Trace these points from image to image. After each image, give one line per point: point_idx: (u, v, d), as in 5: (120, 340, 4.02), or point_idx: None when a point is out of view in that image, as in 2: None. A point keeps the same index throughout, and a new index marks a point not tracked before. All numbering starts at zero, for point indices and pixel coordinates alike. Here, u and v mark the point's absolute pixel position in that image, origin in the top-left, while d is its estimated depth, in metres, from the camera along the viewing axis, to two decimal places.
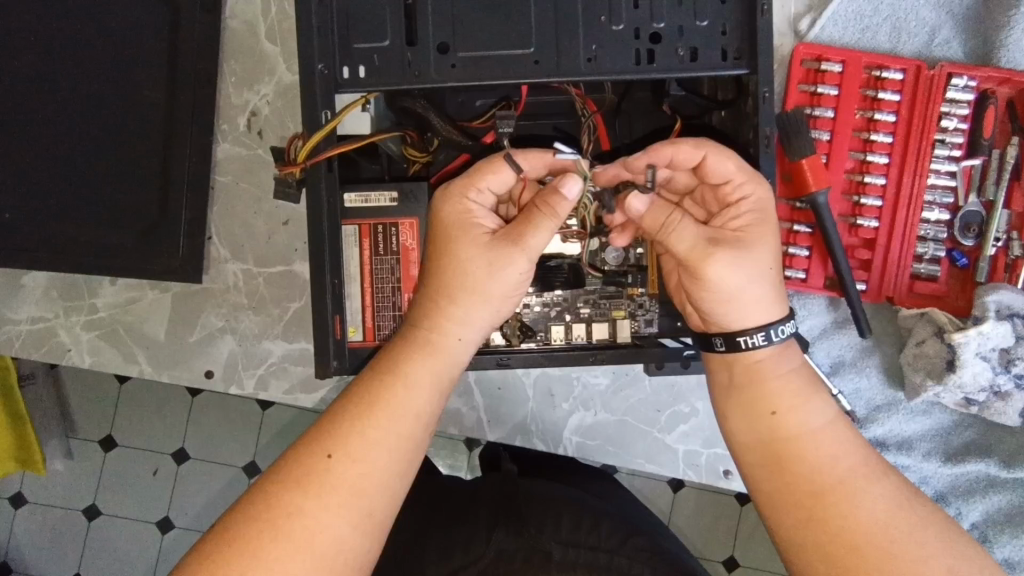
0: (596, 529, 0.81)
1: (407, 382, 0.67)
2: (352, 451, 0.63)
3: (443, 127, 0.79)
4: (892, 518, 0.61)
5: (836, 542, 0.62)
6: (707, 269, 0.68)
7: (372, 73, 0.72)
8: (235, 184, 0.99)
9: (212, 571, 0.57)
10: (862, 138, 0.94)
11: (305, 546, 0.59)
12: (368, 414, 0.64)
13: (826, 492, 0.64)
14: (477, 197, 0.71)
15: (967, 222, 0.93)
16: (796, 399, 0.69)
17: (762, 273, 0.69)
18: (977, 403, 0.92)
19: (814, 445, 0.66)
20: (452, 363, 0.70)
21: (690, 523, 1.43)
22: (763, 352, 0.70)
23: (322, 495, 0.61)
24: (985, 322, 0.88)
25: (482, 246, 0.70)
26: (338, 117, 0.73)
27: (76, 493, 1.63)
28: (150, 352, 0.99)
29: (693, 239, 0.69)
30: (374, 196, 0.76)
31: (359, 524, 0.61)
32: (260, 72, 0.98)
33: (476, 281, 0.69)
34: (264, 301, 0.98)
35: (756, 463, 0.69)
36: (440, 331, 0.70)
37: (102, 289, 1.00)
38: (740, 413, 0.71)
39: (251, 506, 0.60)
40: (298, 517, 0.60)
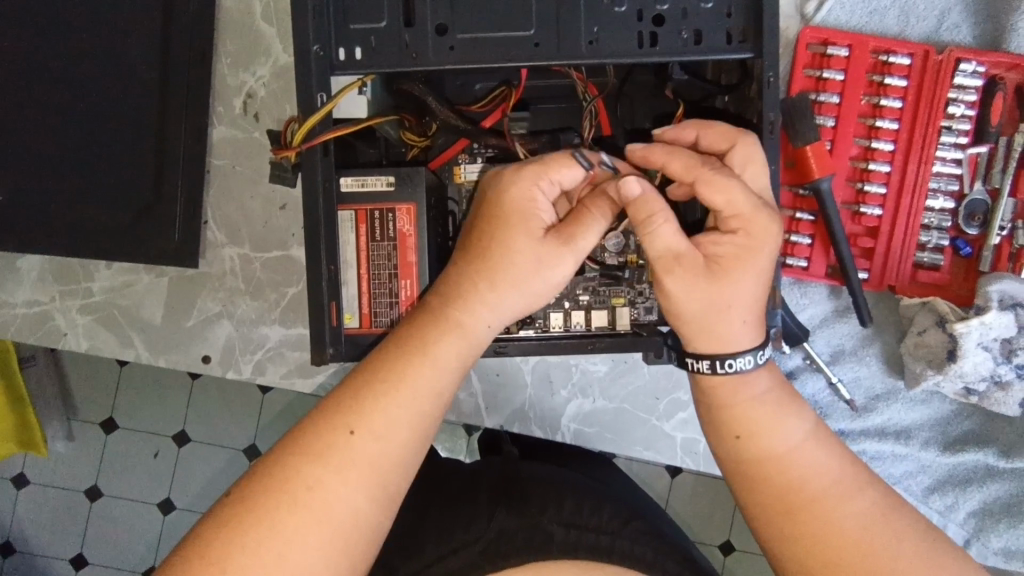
0: (598, 511, 0.80)
1: (434, 363, 0.66)
2: (373, 427, 0.62)
3: (443, 112, 0.78)
4: (866, 535, 0.61)
5: (811, 558, 0.62)
6: (664, 289, 0.66)
7: (368, 54, 0.71)
8: (232, 168, 0.98)
9: (228, 536, 0.57)
10: (867, 124, 0.92)
11: (324, 520, 0.59)
12: (393, 390, 0.64)
13: (797, 511, 0.63)
14: (546, 187, 0.69)
15: (972, 211, 0.92)
16: (759, 425, 0.67)
17: (726, 306, 0.65)
18: (976, 393, 0.91)
19: (784, 466, 0.65)
20: (476, 347, 0.69)
21: (687, 509, 1.44)
22: (721, 377, 0.68)
23: (342, 470, 0.60)
24: (987, 313, 0.87)
25: (536, 236, 0.69)
26: (333, 100, 0.71)
27: (77, 475, 1.64)
28: (147, 336, 0.99)
29: (658, 259, 0.66)
30: (371, 181, 0.73)
31: (376, 499, 0.62)
32: (256, 53, 0.97)
33: (521, 270, 0.69)
34: (262, 285, 0.97)
35: (729, 478, 0.69)
36: (473, 315, 0.68)
37: (98, 272, 0.99)
38: (709, 436, 0.70)
39: (273, 473, 0.60)
40: (317, 491, 0.59)
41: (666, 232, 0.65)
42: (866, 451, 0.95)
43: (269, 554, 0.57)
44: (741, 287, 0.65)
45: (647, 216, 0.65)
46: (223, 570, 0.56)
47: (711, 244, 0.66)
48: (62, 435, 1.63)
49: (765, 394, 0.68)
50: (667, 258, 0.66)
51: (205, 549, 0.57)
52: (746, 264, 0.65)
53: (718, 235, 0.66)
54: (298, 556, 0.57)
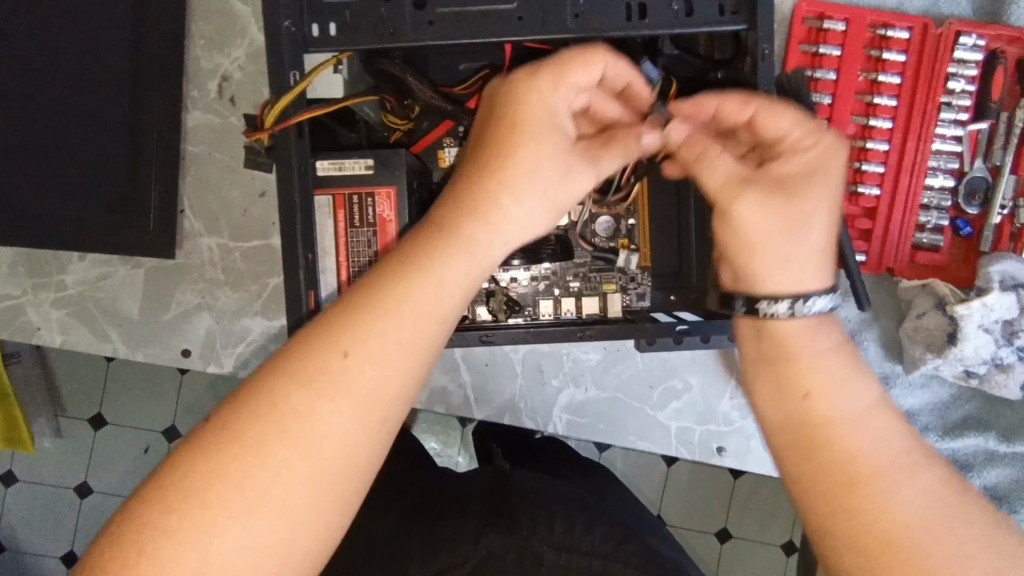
0: (590, 532, 0.78)
1: (438, 280, 0.54)
2: (369, 352, 0.51)
3: (425, 94, 0.74)
4: (936, 516, 0.49)
5: (866, 541, 0.50)
6: (733, 218, 0.61)
7: (343, 30, 0.67)
8: (208, 154, 0.94)
9: (148, 498, 0.47)
10: (864, 101, 0.89)
11: (310, 454, 0.48)
12: (388, 311, 0.52)
13: (858, 482, 0.51)
14: (565, 92, 0.62)
15: (971, 189, 0.89)
16: (830, 381, 0.56)
17: (801, 231, 0.59)
18: (977, 376, 0.87)
19: (852, 428, 0.53)
20: (488, 264, 0.58)
21: (676, 504, 1.42)
22: (795, 323, 0.58)
23: (332, 397, 0.50)
24: (989, 293, 0.84)
25: (562, 151, 0.61)
26: (306, 79, 0.67)
27: (67, 470, 1.62)
28: (123, 330, 0.95)
29: (718, 188, 0.62)
30: (349, 164, 0.70)
31: (334, 482, 0.49)
32: (232, 34, 0.93)
33: (541, 177, 0.61)
34: (242, 276, 0.94)
35: (784, 442, 0.56)
36: (484, 228, 0.58)
37: (71, 264, 0.96)
38: (767, 391, 0.58)
39: (224, 423, 0.49)
40: (266, 459, 0.48)
41: (723, 161, 0.63)
42: None
43: (200, 535, 0.46)
44: (821, 207, 0.59)
45: (702, 151, 0.64)
46: (169, 527, 0.46)
47: (780, 165, 0.61)
48: (50, 431, 1.60)
49: (836, 347, 0.58)
50: (731, 184, 0.61)
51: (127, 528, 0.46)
52: (818, 183, 0.59)
53: (785, 157, 0.61)
54: (246, 538, 0.46)
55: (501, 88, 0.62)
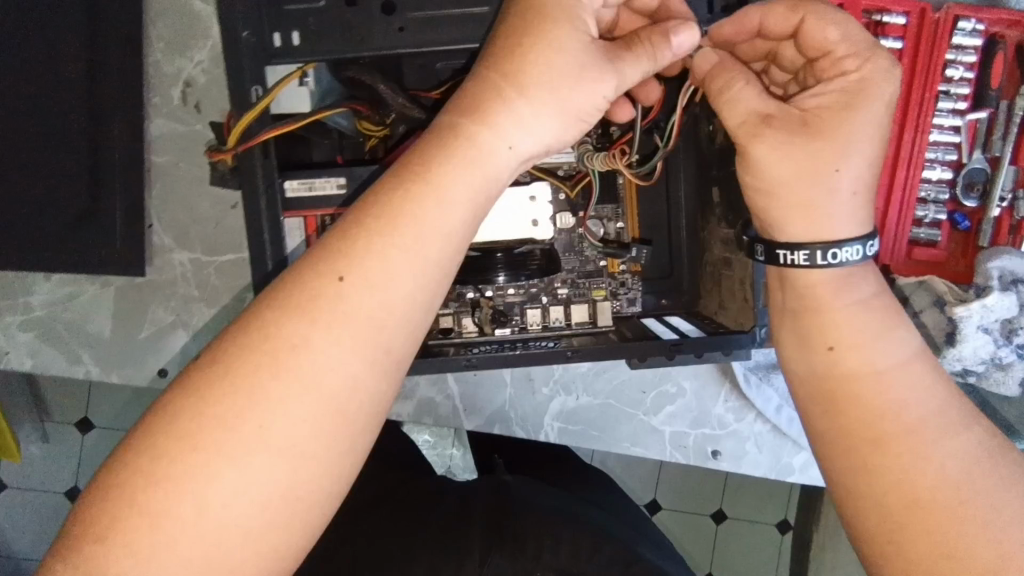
0: (593, 554, 0.75)
1: (441, 196, 0.50)
2: (368, 274, 0.48)
3: (397, 101, 0.69)
4: (966, 478, 0.47)
5: (891, 499, 0.48)
6: (750, 160, 0.56)
7: (308, 39, 0.62)
8: (175, 165, 0.89)
9: (148, 447, 0.45)
10: None
11: (306, 385, 0.46)
12: (387, 231, 0.49)
13: (887, 439, 0.49)
14: None
15: (970, 180, 0.87)
16: (862, 336, 0.52)
17: (830, 167, 0.54)
18: (975, 374, 0.85)
19: (883, 385, 0.51)
20: (494, 177, 0.53)
21: (671, 512, 1.37)
22: (825, 275, 0.54)
23: (330, 323, 0.47)
24: (989, 295, 0.81)
25: (576, 50, 0.54)
26: (269, 92, 0.62)
27: (57, 475, 1.58)
28: (96, 351, 0.92)
29: (739, 124, 0.57)
30: (319, 183, 0.66)
31: (326, 420, 0.47)
32: (194, 36, 0.88)
33: (552, 76, 0.54)
34: (217, 292, 0.91)
35: (808, 397, 0.55)
36: (488, 137, 0.53)
37: (37, 285, 0.92)
38: (793, 348, 0.56)
39: (220, 359, 0.46)
40: (261, 397, 0.45)
41: (746, 94, 0.57)
42: None
43: (204, 470, 0.44)
44: (858, 138, 0.54)
45: (723, 81, 0.58)
46: (168, 466, 0.44)
47: (812, 96, 0.56)
48: (36, 437, 1.57)
49: (872, 299, 0.54)
50: (752, 121, 0.56)
51: (117, 476, 0.45)
52: (856, 113, 0.54)
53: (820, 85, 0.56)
54: (242, 478, 0.44)
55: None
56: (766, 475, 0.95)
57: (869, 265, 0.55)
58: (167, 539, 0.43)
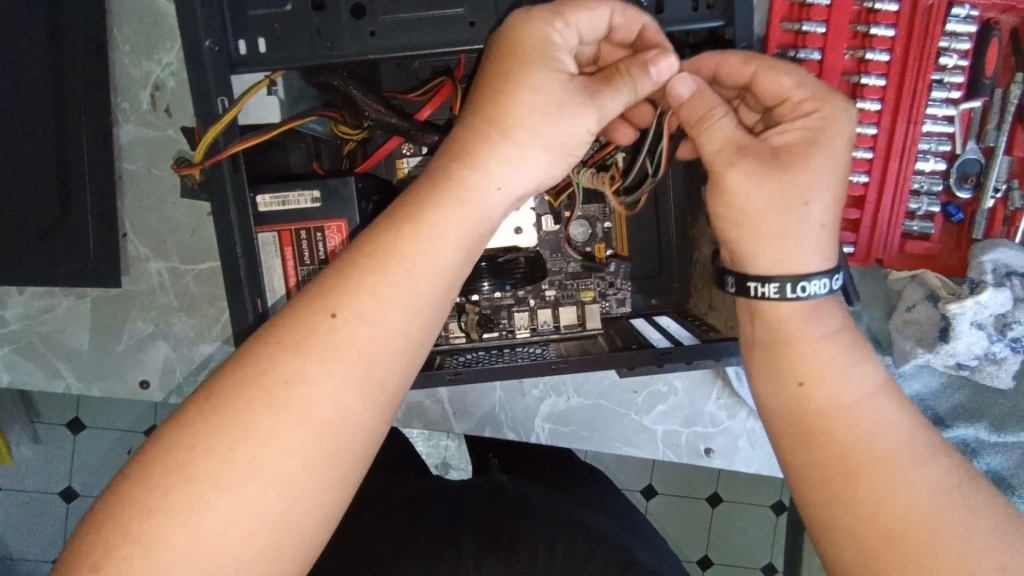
0: (592, 559, 0.70)
1: (434, 233, 0.49)
2: (362, 311, 0.47)
3: (373, 108, 0.66)
4: (939, 509, 0.46)
5: (867, 532, 0.47)
6: (726, 189, 0.55)
7: (274, 46, 0.59)
8: (146, 172, 0.86)
9: (134, 495, 0.42)
10: (851, 82, 0.83)
11: (297, 420, 0.44)
12: (379, 267, 0.48)
13: (858, 472, 0.49)
14: (563, 30, 0.54)
15: (963, 172, 0.85)
16: (829, 368, 0.53)
17: (796, 202, 0.53)
18: (968, 368, 0.84)
19: (850, 418, 0.51)
20: (484, 213, 0.52)
21: (662, 509, 1.37)
22: (788, 308, 0.54)
23: (324, 359, 0.45)
24: (982, 291, 0.79)
25: (560, 89, 0.53)
26: (237, 104, 0.60)
27: (51, 476, 1.54)
28: (74, 365, 0.90)
29: (716, 153, 0.55)
30: (293, 197, 0.63)
31: (318, 461, 0.45)
32: (161, 37, 0.85)
33: (537, 111, 0.52)
34: (197, 301, 0.88)
35: (782, 432, 0.54)
36: (479, 172, 0.52)
37: (10, 299, 0.89)
38: (764, 381, 0.56)
39: (207, 403, 0.44)
40: (252, 440, 0.43)
41: (726, 124, 0.55)
42: None
43: (196, 497, 0.42)
44: (822, 177, 0.54)
45: (705, 110, 0.56)
46: (153, 510, 0.42)
47: (775, 135, 0.56)
48: (27, 439, 1.52)
49: (837, 332, 0.54)
50: (727, 150, 0.55)
51: (97, 528, 0.42)
52: (821, 151, 0.54)
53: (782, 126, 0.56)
54: (234, 509, 0.42)
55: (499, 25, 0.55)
56: (759, 471, 0.93)
57: (834, 299, 0.56)
58: None
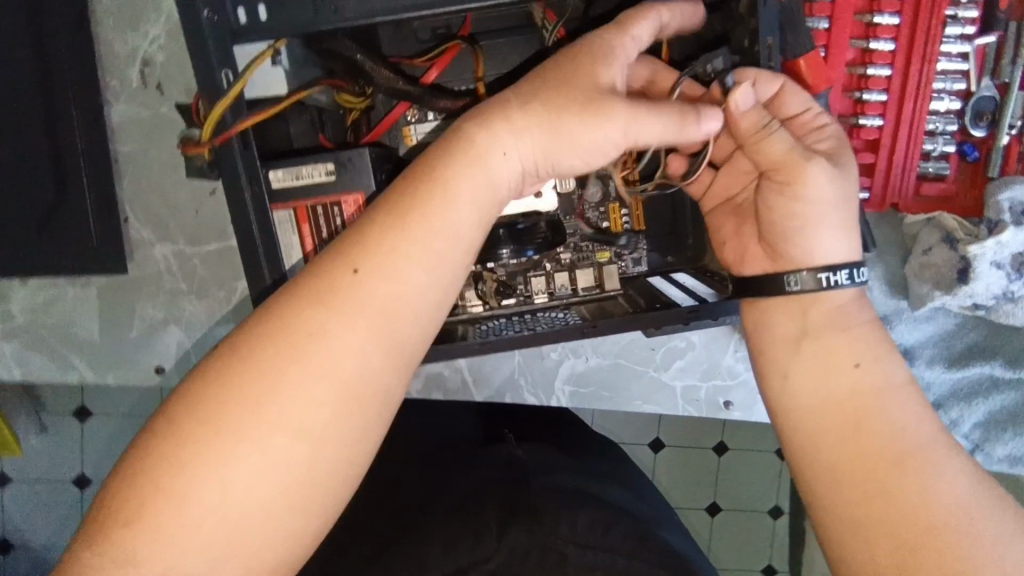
0: (611, 532, 0.69)
1: (452, 193, 0.51)
2: (381, 268, 0.49)
3: (381, 74, 0.65)
4: (970, 499, 0.49)
5: (903, 519, 0.49)
6: (796, 186, 0.57)
7: (275, 11, 0.56)
8: (144, 152, 0.83)
9: (176, 425, 0.45)
10: (863, 22, 0.82)
11: (324, 369, 0.46)
12: (398, 228, 0.50)
13: (902, 460, 0.51)
14: (627, 43, 0.55)
15: (979, 110, 0.84)
16: (876, 352, 0.56)
17: (845, 197, 0.58)
18: (984, 309, 0.84)
19: (895, 405, 0.54)
20: (492, 183, 0.53)
21: (670, 468, 1.38)
22: (848, 293, 0.59)
23: (345, 311, 0.48)
24: (1003, 231, 0.79)
25: (596, 88, 0.53)
26: (241, 78, 0.57)
27: (63, 465, 1.54)
28: (86, 354, 0.88)
29: (784, 157, 0.57)
30: (306, 172, 0.61)
31: (337, 414, 0.47)
32: (145, 9, 0.80)
33: (568, 100, 0.53)
34: (206, 283, 0.86)
35: (823, 419, 0.56)
36: (494, 146, 0.53)
37: (13, 292, 0.87)
38: (812, 368, 0.58)
39: (250, 338, 0.47)
40: (284, 383, 0.46)
41: (783, 135, 0.57)
42: None
43: (222, 437, 0.45)
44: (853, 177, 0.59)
45: (767, 120, 0.57)
46: (189, 443, 0.44)
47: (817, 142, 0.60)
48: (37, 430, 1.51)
49: (875, 325, 0.58)
50: (792, 158, 0.57)
51: (136, 462, 0.45)
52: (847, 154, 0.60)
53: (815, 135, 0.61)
54: (258, 449, 0.45)
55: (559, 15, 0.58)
56: None
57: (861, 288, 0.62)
58: (183, 520, 0.43)
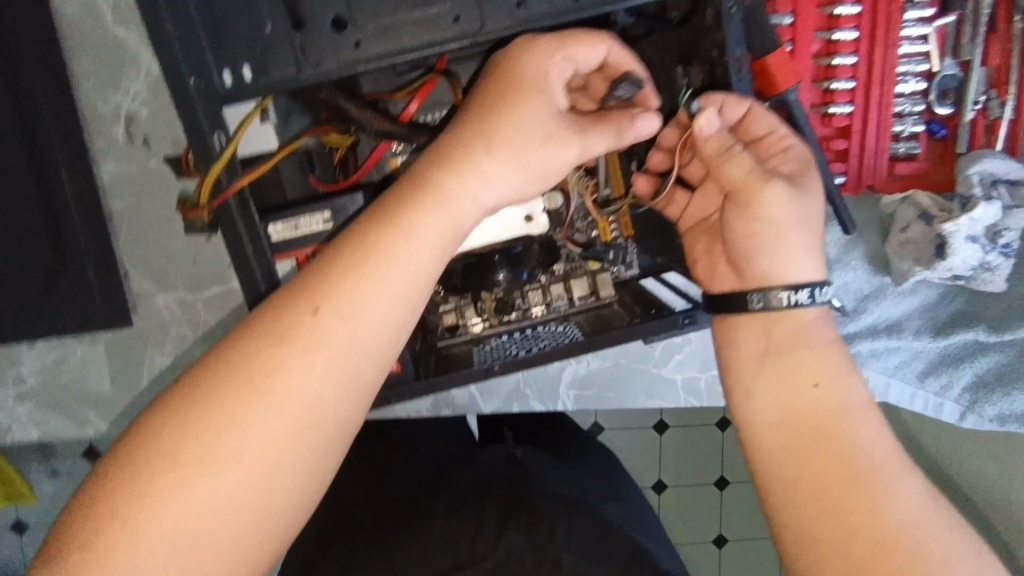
0: (607, 540, 0.72)
1: (411, 235, 0.50)
2: (342, 309, 0.48)
3: (368, 117, 0.66)
4: (925, 517, 0.51)
5: (860, 536, 0.51)
6: (756, 210, 0.60)
7: (260, 72, 0.58)
8: (136, 207, 0.85)
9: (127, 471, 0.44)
10: (826, 14, 0.84)
11: (280, 413, 0.46)
12: (358, 267, 0.49)
13: (862, 477, 0.53)
14: (561, 63, 0.57)
15: (943, 89, 0.87)
16: (841, 371, 0.58)
17: (808, 217, 0.60)
18: (963, 278, 0.87)
19: (857, 422, 0.55)
20: (456, 218, 0.52)
21: (676, 446, 1.36)
22: (813, 311, 0.60)
23: (306, 355, 0.47)
24: (975, 207, 0.82)
25: (546, 119, 0.55)
26: (233, 139, 0.60)
27: None
28: (100, 408, 0.90)
29: (745, 181, 0.60)
30: (304, 223, 0.64)
31: (293, 461, 0.46)
32: (124, 67, 0.81)
33: (522, 130, 0.54)
34: (211, 328, 0.88)
35: (787, 436, 0.57)
36: (457, 178, 0.52)
37: (23, 355, 0.89)
38: (776, 385, 0.58)
39: (207, 378, 0.46)
40: (235, 428, 0.45)
41: (743, 158, 0.61)
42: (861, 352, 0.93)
43: (173, 484, 0.44)
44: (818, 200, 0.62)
45: (726, 147, 0.61)
46: (141, 491, 0.44)
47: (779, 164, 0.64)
48: None
49: (837, 346, 0.60)
50: (752, 181, 0.60)
51: (86, 510, 0.44)
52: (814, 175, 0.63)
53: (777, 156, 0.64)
54: (209, 497, 0.44)
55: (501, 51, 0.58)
56: None
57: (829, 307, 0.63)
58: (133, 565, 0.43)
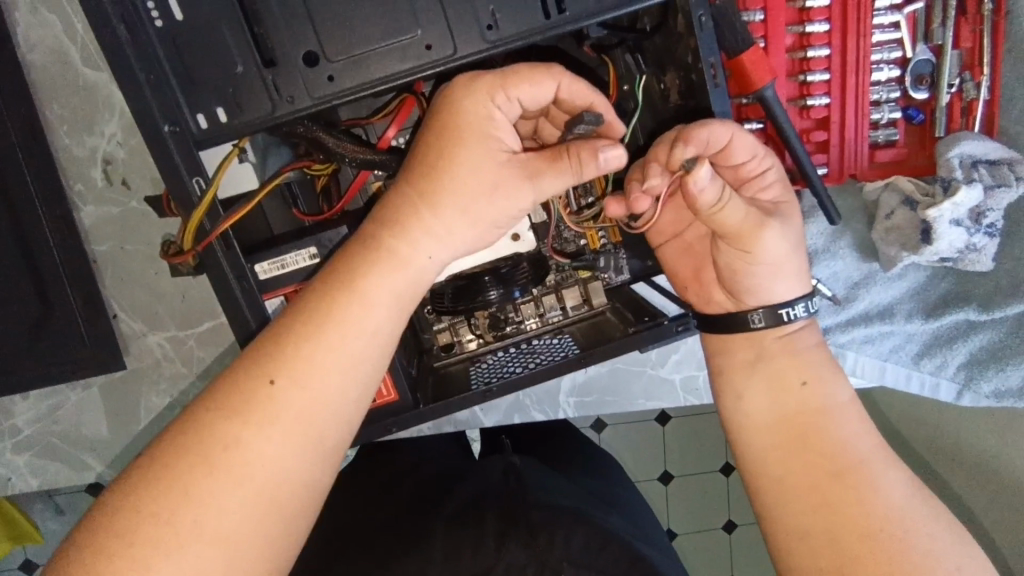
0: (606, 549, 0.71)
1: (365, 301, 0.50)
2: (299, 376, 0.48)
3: (346, 148, 0.64)
4: (909, 507, 0.52)
5: (846, 530, 0.52)
6: (755, 249, 0.58)
7: (234, 113, 0.58)
8: (119, 250, 0.84)
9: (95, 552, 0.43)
10: (797, 8, 0.84)
11: (246, 482, 0.46)
12: (313, 334, 0.49)
13: (847, 472, 0.54)
14: (504, 105, 0.53)
15: (918, 74, 0.87)
16: (823, 371, 0.59)
17: (793, 242, 0.59)
18: (951, 259, 0.87)
19: (840, 419, 0.57)
20: (411, 279, 0.52)
21: (680, 439, 1.37)
22: (801, 324, 0.61)
23: (267, 426, 0.47)
24: (958, 191, 0.82)
25: (497, 168, 0.53)
26: (213, 183, 0.59)
27: None
28: (98, 453, 0.89)
29: (740, 227, 0.56)
30: (291, 258, 0.63)
31: (265, 521, 0.46)
32: (97, 109, 0.81)
33: (470, 185, 0.52)
34: (205, 364, 0.87)
35: (772, 437, 0.58)
36: (407, 240, 0.52)
37: (16, 406, 0.88)
38: (761, 390, 0.59)
39: (167, 452, 0.45)
40: (200, 501, 0.44)
41: (737, 206, 0.55)
42: (855, 339, 0.94)
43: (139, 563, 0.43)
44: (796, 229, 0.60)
45: (721, 197, 0.54)
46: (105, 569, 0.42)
47: (759, 193, 0.61)
48: None
49: (818, 348, 0.61)
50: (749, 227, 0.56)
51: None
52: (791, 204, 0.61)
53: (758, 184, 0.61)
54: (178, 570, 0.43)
55: (440, 98, 0.54)
56: None
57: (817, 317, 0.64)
58: None
